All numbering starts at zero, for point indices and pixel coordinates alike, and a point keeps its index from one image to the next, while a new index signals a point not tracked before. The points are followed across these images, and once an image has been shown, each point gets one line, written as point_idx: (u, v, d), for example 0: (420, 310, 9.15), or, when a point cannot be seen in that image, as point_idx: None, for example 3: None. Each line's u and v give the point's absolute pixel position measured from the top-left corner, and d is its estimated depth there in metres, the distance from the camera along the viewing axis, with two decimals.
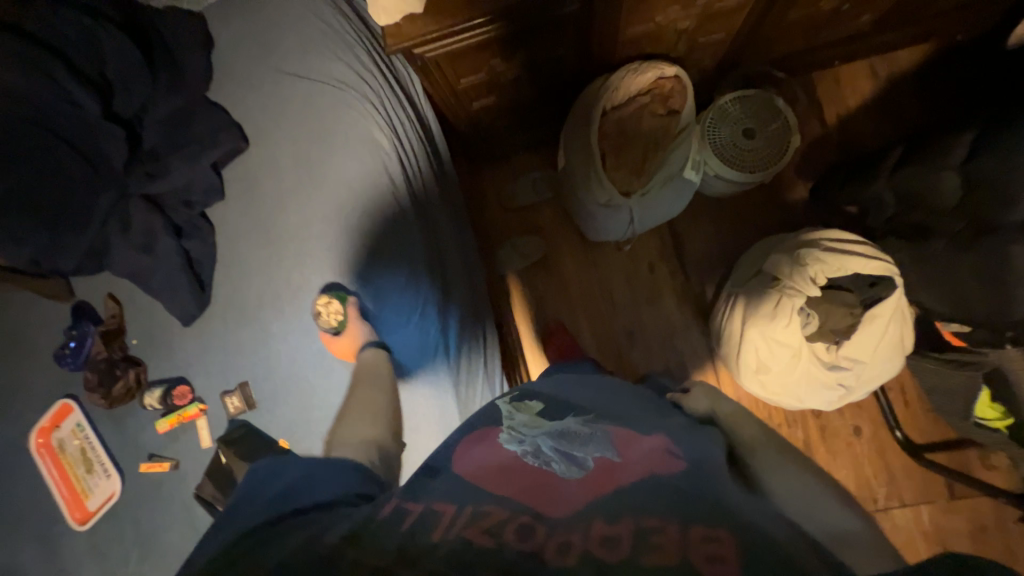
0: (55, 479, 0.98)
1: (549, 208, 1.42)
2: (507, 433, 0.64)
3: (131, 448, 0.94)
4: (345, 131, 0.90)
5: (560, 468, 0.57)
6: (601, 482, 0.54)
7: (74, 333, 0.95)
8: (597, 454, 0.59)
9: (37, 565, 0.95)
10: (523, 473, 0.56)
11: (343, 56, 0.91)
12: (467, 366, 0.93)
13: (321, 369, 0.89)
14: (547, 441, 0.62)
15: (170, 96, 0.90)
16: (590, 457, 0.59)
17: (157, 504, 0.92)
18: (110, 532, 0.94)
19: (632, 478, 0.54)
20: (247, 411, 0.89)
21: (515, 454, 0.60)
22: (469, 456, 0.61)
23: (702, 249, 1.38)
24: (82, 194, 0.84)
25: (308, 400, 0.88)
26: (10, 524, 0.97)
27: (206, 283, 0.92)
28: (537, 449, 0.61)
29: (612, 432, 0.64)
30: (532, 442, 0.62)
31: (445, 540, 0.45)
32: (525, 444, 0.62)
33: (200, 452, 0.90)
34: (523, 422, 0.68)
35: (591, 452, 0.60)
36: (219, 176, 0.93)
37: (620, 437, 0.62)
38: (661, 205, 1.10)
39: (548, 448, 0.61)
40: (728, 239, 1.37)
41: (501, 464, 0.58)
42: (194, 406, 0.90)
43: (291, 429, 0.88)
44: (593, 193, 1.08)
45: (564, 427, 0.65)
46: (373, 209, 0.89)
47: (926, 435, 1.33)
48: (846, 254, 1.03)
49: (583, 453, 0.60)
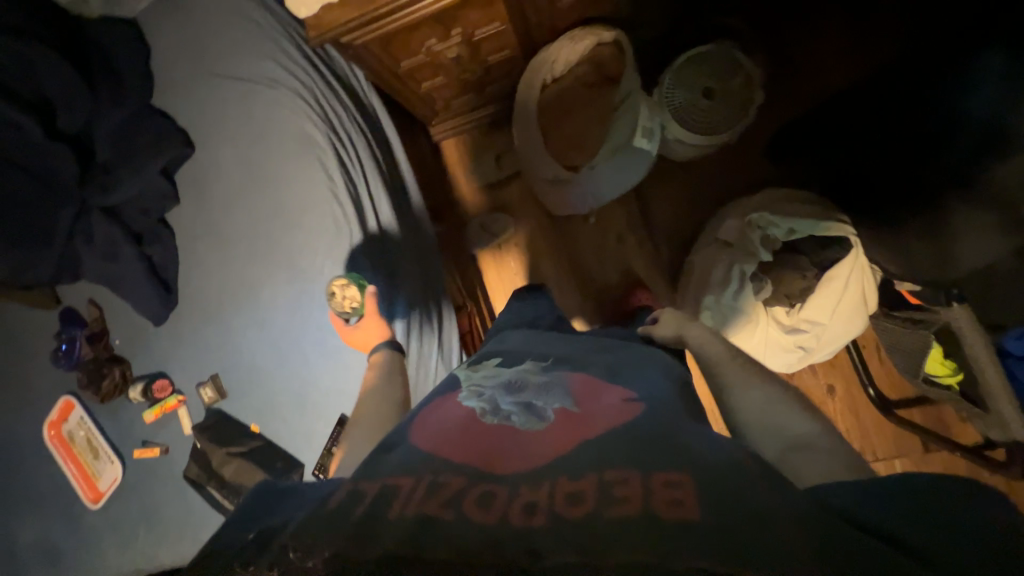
0: (70, 465, 1.10)
1: (515, 184, 1.41)
2: (467, 392, 0.68)
3: (127, 437, 1.04)
4: (280, 129, 0.92)
5: (519, 420, 0.62)
6: (556, 429, 0.59)
7: (64, 337, 1.04)
8: (556, 404, 0.64)
9: (65, 536, 1.09)
10: (483, 431, 0.60)
11: (274, 55, 0.92)
12: (421, 348, 0.97)
13: (279, 360, 0.94)
14: (505, 396, 0.66)
15: (111, 108, 0.93)
16: (550, 407, 0.63)
17: (155, 484, 1.02)
18: (119, 508, 1.06)
19: (595, 427, 0.58)
20: (220, 400, 0.97)
21: (475, 413, 0.64)
22: (428, 416, 0.65)
23: (670, 215, 1.36)
24: (43, 211, 0.90)
25: (271, 389, 0.94)
26: (38, 503, 1.10)
27: (171, 285, 0.98)
28: (495, 406, 0.65)
29: (570, 381, 0.69)
30: (491, 399, 0.66)
31: (407, 517, 0.45)
32: (486, 402, 0.66)
33: (185, 438, 0.99)
34: (484, 379, 0.72)
35: (552, 403, 0.64)
36: (169, 182, 0.97)
37: (577, 387, 0.67)
38: (612, 179, 1.08)
39: (507, 404, 0.64)
40: (696, 203, 1.34)
41: (464, 423, 0.62)
42: (174, 398, 0.99)
43: (260, 415, 0.95)
44: (540, 170, 1.07)
45: (519, 381, 0.69)
46: (313, 204, 0.92)
47: (901, 391, 1.31)
48: (796, 216, 1.03)
49: (543, 403, 0.64)
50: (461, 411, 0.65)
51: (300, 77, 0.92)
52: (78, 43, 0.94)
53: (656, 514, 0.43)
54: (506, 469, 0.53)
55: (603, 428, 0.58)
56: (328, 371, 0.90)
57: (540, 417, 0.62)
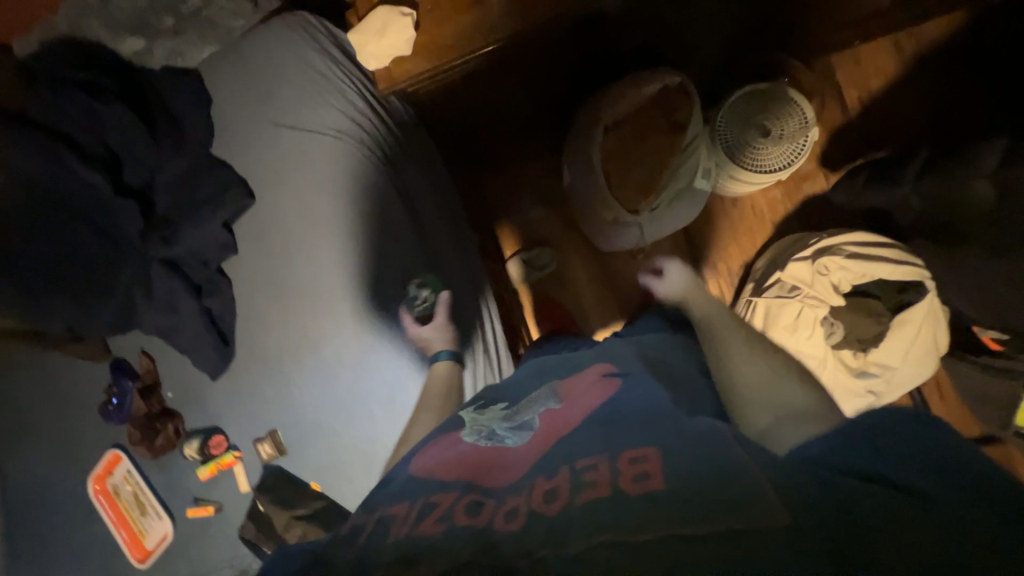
0: (114, 521, 1.06)
1: (558, 218, 1.38)
2: (463, 429, 0.65)
3: (178, 494, 1.00)
4: (346, 182, 0.91)
5: (510, 440, 0.61)
6: (541, 438, 0.58)
7: (114, 390, 1.01)
8: (542, 410, 0.64)
9: None
10: (476, 452, 0.59)
11: (339, 105, 0.91)
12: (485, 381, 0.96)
13: (342, 416, 0.91)
14: (499, 421, 0.65)
15: (175, 160, 0.92)
16: (537, 415, 0.63)
17: (206, 544, 0.98)
18: (167, 568, 1.01)
19: (571, 419, 0.58)
20: (279, 457, 0.94)
21: (470, 441, 0.62)
22: (429, 452, 0.62)
23: (719, 251, 1.34)
24: (105, 269, 0.88)
25: (333, 445, 0.91)
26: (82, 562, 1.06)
27: (229, 337, 0.96)
28: (491, 430, 0.63)
29: (557, 387, 0.67)
30: (486, 425, 0.64)
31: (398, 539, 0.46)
32: (478, 431, 0.63)
33: (240, 496, 0.95)
34: (483, 415, 0.67)
35: (537, 417, 0.63)
36: (230, 233, 0.95)
37: (565, 388, 0.66)
38: (671, 220, 1.07)
39: (500, 426, 0.63)
40: (746, 238, 1.32)
41: (459, 450, 0.60)
42: (230, 454, 0.95)
43: (322, 473, 0.92)
44: (600, 212, 1.06)
45: (511, 406, 0.67)
46: (379, 258, 0.90)
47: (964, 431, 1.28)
48: (873, 260, 0.99)
49: (531, 412, 0.64)
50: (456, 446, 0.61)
51: (366, 127, 0.91)
52: (140, 94, 0.93)
53: (623, 491, 0.44)
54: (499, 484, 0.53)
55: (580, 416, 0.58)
56: (396, 427, 0.89)
57: (528, 433, 0.61)
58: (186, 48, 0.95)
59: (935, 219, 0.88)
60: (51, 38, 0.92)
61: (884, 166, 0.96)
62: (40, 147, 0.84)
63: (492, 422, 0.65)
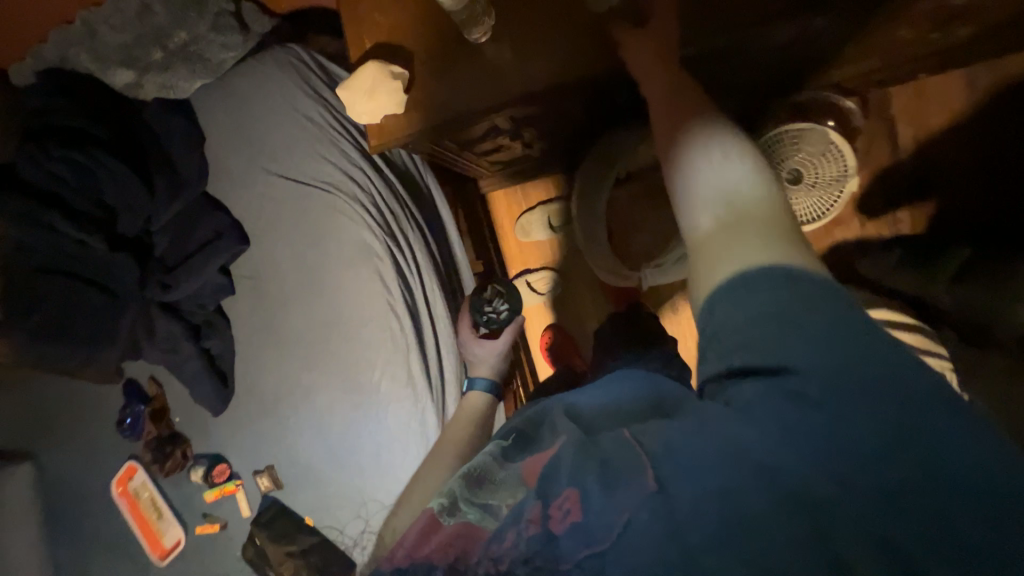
0: (135, 520, 1.17)
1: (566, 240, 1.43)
2: (438, 495, 0.46)
3: (188, 507, 1.09)
4: (337, 237, 0.89)
5: (479, 518, 0.40)
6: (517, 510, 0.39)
7: (128, 411, 1.08)
8: (518, 483, 0.41)
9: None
10: (430, 529, 0.41)
11: (331, 157, 0.87)
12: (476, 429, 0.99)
13: (332, 463, 0.94)
14: (467, 487, 0.44)
15: (170, 204, 0.91)
16: (510, 492, 0.41)
17: (215, 553, 1.08)
18: (183, 566, 1.13)
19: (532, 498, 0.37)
20: (276, 490, 0.99)
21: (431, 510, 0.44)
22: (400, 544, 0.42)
23: None
24: (108, 315, 0.92)
25: (325, 487, 0.96)
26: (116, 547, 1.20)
27: (227, 376, 0.99)
28: (457, 496, 0.44)
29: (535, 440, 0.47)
30: (458, 487, 0.45)
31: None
32: (446, 501, 0.44)
33: (242, 519, 1.03)
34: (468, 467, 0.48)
35: (520, 470, 0.42)
36: (227, 277, 0.95)
37: (545, 452, 0.42)
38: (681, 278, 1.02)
39: (471, 491, 0.43)
40: None
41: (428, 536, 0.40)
42: (232, 482, 1.02)
43: (314, 510, 0.97)
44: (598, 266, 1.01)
45: (486, 462, 0.47)
46: (369, 317, 0.89)
47: None
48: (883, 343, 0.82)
49: (508, 483, 0.42)
50: (425, 536, 0.41)
51: (358, 179, 0.87)
52: (132, 133, 0.90)
53: None
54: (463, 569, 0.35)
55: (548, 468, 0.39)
56: (379, 484, 0.92)
57: (511, 505, 0.39)
58: (177, 81, 0.89)
59: (961, 323, 0.80)
60: (43, 69, 0.90)
61: (916, 250, 0.87)
62: (29, 212, 0.83)
63: (465, 483, 0.45)
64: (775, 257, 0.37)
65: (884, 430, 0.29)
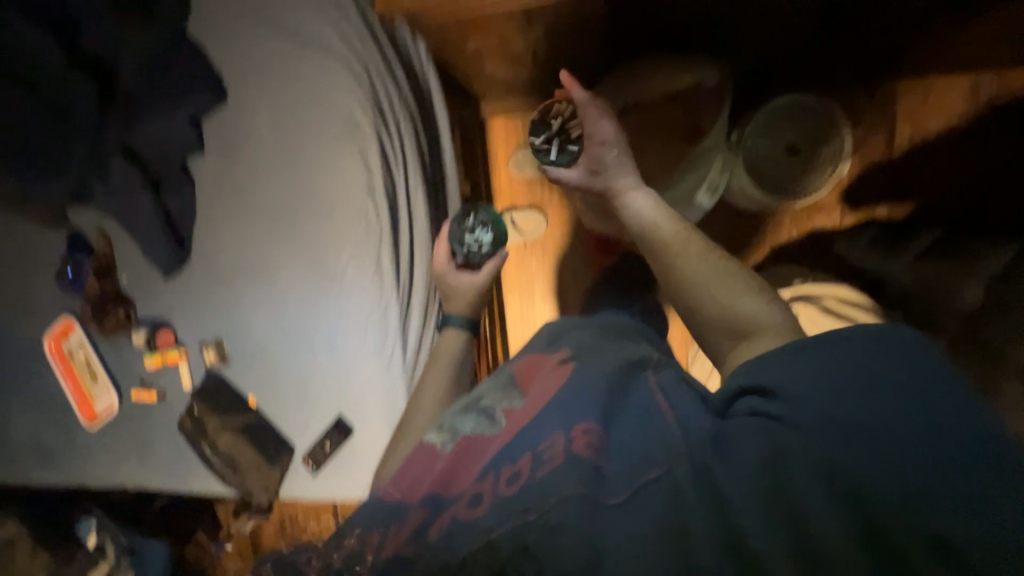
0: (66, 379, 1.12)
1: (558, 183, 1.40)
2: (431, 430, 0.61)
3: (125, 371, 1.04)
4: (323, 107, 0.83)
5: (479, 429, 0.57)
6: (513, 426, 0.55)
7: (70, 262, 1.01)
8: (506, 407, 0.59)
9: (67, 437, 1.16)
10: (445, 461, 0.55)
11: (331, 19, 0.81)
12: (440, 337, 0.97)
13: (284, 344, 0.92)
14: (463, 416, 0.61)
15: (144, 35, 0.83)
16: (501, 410, 0.59)
17: (148, 421, 1.05)
18: (113, 430, 1.10)
19: (536, 411, 0.55)
20: (221, 365, 0.97)
21: (433, 447, 0.58)
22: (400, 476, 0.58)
23: None
24: (63, 135, 0.88)
25: (272, 369, 0.94)
26: (45, 402, 1.16)
27: (184, 240, 0.93)
28: (454, 429, 0.59)
29: (512, 371, 0.67)
30: (451, 425, 0.60)
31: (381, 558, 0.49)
32: (446, 429, 0.60)
33: (182, 390, 1.00)
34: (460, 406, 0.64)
35: (511, 389, 0.62)
36: (197, 132, 0.88)
37: (522, 378, 0.64)
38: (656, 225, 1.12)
39: (463, 425, 0.59)
40: None
41: (425, 456, 0.58)
42: (177, 350, 0.98)
43: (260, 390, 0.95)
44: None
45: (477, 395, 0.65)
46: (344, 198, 0.85)
47: None
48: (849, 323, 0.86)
49: (495, 404, 0.60)
50: (428, 458, 0.58)
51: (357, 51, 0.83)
52: None
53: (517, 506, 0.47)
54: (459, 493, 0.51)
55: (543, 403, 0.56)
56: (330, 371, 0.91)
57: (505, 408, 0.59)
58: None
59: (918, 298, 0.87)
60: None
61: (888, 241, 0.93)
62: None
63: (458, 420, 0.61)
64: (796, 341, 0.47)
65: (830, 437, 0.39)
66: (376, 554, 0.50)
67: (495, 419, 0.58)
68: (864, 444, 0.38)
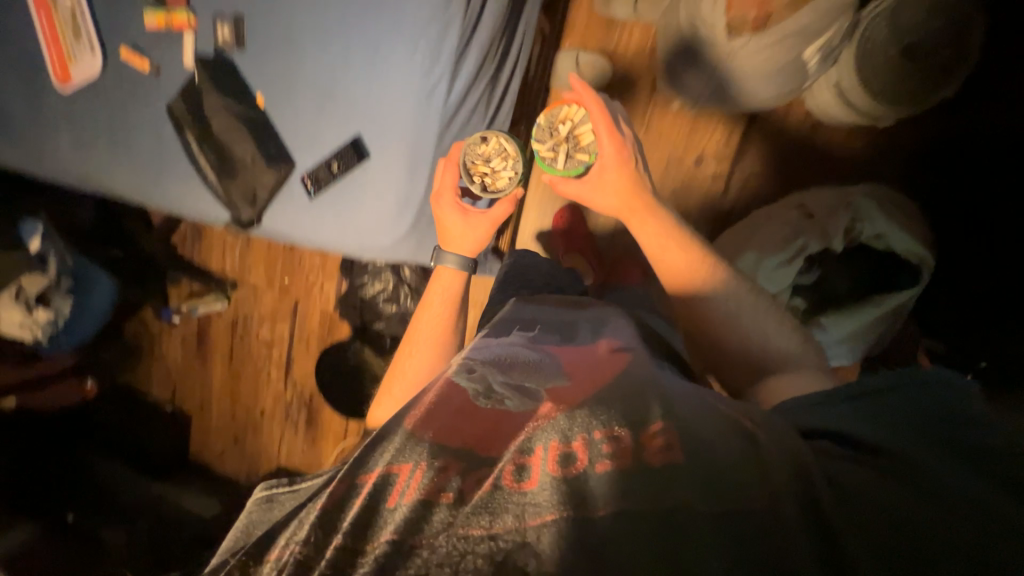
0: (42, 27, 0.95)
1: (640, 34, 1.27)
2: (458, 375, 0.70)
3: (119, 32, 0.90)
4: None
5: (514, 402, 0.66)
6: (547, 407, 0.62)
7: None
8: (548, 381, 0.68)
9: (27, 101, 1.00)
10: (482, 416, 0.64)
11: None
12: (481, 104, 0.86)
13: (317, 37, 0.79)
14: (497, 378, 0.70)
15: None
16: (541, 384, 0.68)
17: (133, 100, 0.93)
18: (87, 103, 0.97)
19: (581, 392, 0.64)
20: (233, 48, 0.83)
21: (468, 396, 0.67)
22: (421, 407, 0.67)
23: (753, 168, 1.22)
24: None
25: (294, 63, 0.81)
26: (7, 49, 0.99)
27: None
28: (487, 389, 0.68)
29: (560, 361, 0.75)
30: (483, 382, 0.69)
31: (403, 509, 0.53)
32: (478, 388, 0.68)
33: (181, 67, 0.87)
34: (490, 364, 0.73)
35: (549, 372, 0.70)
36: None
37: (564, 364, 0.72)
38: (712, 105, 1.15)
39: (499, 385, 0.68)
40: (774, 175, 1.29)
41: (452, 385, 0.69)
42: (186, 15, 0.84)
43: (271, 87, 0.83)
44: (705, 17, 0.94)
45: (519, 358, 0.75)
46: None
47: None
48: (897, 226, 0.92)
49: (532, 382, 0.69)
50: (454, 393, 0.68)
51: None
52: None
53: (600, 462, 0.52)
54: (494, 445, 0.60)
55: (592, 391, 0.64)
56: (360, 83, 0.80)
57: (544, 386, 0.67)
58: None
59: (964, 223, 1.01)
60: None
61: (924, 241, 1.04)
62: None
63: (489, 376, 0.70)
64: (835, 395, 0.61)
65: (912, 444, 0.51)
66: (404, 498, 0.55)
67: (530, 391, 0.67)
68: (942, 454, 0.50)
